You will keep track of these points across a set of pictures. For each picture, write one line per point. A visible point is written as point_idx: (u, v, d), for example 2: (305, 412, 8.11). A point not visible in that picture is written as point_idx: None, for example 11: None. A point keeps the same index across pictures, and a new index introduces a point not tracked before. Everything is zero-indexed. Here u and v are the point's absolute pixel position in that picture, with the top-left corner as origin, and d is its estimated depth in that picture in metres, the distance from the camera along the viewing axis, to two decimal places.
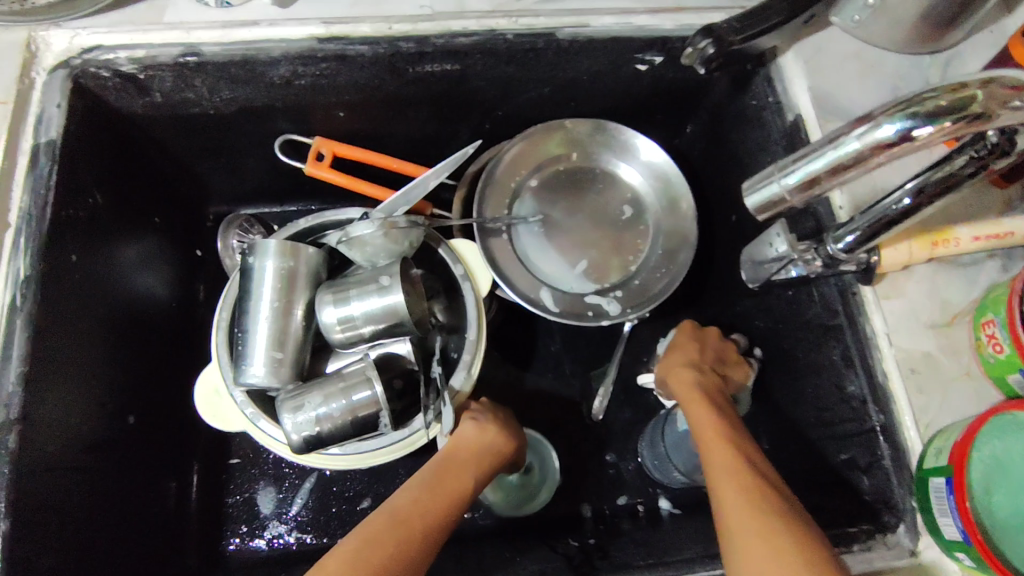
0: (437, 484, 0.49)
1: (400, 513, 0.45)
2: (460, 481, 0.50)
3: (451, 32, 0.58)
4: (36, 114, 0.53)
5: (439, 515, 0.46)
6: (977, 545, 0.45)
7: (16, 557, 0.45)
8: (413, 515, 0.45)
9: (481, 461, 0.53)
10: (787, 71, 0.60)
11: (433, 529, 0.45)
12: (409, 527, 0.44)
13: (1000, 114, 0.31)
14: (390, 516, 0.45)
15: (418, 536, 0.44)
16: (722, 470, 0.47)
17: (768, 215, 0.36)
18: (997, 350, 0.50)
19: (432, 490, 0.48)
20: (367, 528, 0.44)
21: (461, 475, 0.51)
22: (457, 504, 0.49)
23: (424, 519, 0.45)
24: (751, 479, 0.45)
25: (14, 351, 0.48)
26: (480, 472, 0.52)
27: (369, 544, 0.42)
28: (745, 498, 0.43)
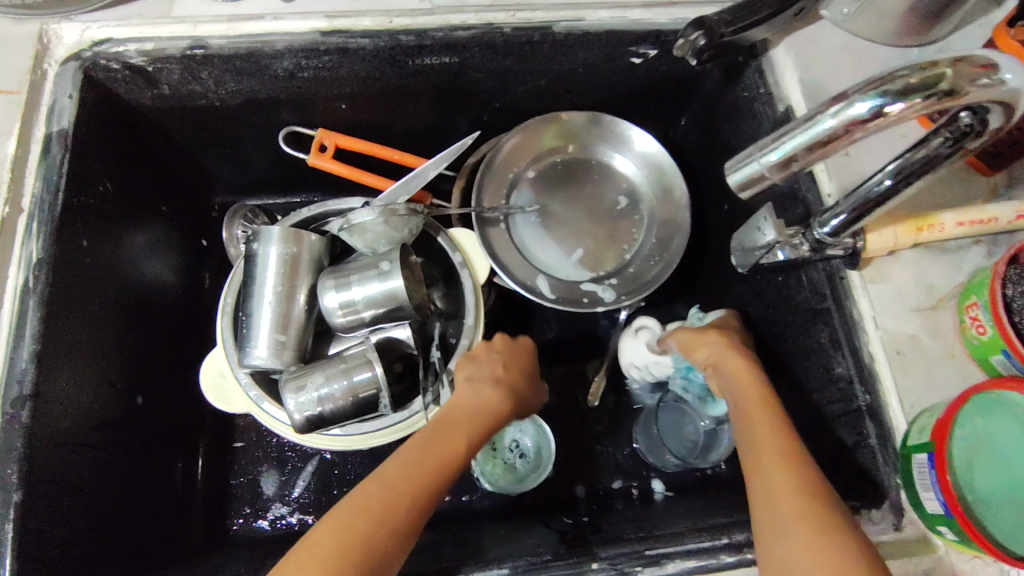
0: (427, 446, 0.49)
1: (389, 477, 0.46)
2: (451, 442, 0.50)
3: (450, 25, 0.60)
4: (48, 104, 0.55)
5: (428, 478, 0.47)
6: (959, 518, 0.46)
7: (28, 527, 0.47)
8: (402, 480, 0.46)
9: (475, 420, 0.54)
10: (778, 63, 0.61)
11: (422, 493, 0.46)
12: (398, 492, 0.45)
13: (969, 92, 0.32)
14: (379, 481, 0.46)
15: (407, 501, 0.45)
16: (772, 448, 0.45)
17: (752, 192, 0.37)
18: (980, 332, 0.51)
19: (422, 451, 0.49)
20: (356, 497, 0.44)
21: (451, 436, 0.51)
22: (449, 470, 0.49)
23: (414, 483, 0.46)
24: (802, 462, 0.44)
25: (27, 330, 0.50)
26: (473, 434, 0.52)
27: (357, 512, 0.43)
28: (797, 484, 0.42)
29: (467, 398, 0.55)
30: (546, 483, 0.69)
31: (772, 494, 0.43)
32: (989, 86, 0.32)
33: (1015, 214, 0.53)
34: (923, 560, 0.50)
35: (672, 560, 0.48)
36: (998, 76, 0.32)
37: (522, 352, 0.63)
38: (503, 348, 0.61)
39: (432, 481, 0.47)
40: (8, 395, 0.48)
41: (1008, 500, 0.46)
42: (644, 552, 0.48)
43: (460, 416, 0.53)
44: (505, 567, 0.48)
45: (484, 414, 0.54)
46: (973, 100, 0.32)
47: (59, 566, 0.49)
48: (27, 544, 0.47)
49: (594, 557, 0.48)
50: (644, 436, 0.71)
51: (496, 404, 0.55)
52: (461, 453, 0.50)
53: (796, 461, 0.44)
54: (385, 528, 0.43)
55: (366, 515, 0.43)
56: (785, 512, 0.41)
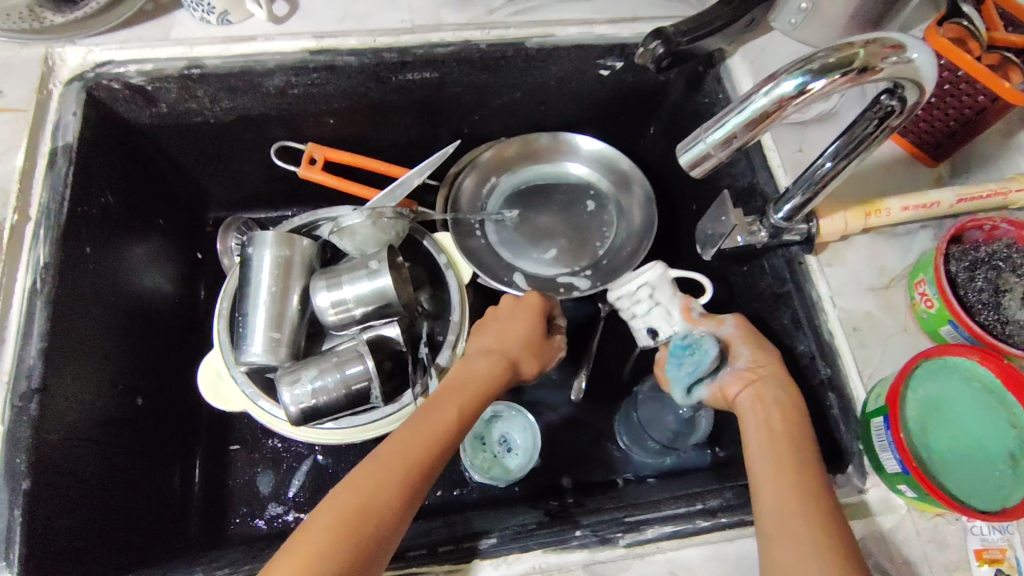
0: (415, 424, 0.51)
1: (383, 455, 0.48)
2: (438, 416, 0.52)
3: (430, 43, 0.65)
4: (54, 121, 0.59)
5: (417, 452, 0.49)
6: (914, 473, 0.49)
7: (35, 514, 0.50)
8: (392, 457, 0.48)
9: (466, 391, 0.56)
10: (734, 70, 0.67)
11: (413, 462, 0.48)
12: (388, 470, 0.47)
13: (880, 68, 0.38)
14: (372, 461, 0.48)
15: (399, 475, 0.47)
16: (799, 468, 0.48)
17: (702, 169, 0.42)
18: (929, 306, 0.55)
19: (410, 429, 0.51)
20: (353, 480, 0.47)
21: (436, 411, 0.53)
22: (440, 446, 0.50)
23: (403, 457, 0.48)
24: (821, 480, 0.47)
25: (34, 328, 0.53)
26: (464, 405, 0.54)
27: (352, 491, 0.46)
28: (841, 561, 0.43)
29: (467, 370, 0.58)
30: (532, 475, 0.72)
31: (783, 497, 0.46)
32: (898, 62, 0.38)
33: (957, 198, 0.57)
34: (887, 519, 0.53)
35: (650, 526, 0.51)
36: (905, 54, 0.38)
37: (534, 315, 0.64)
38: (515, 312, 0.64)
39: (421, 453, 0.49)
40: (17, 388, 0.51)
41: (959, 457, 0.50)
42: (624, 519, 0.52)
43: (449, 392, 0.55)
44: (493, 536, 0.51)
45: (473, 386, 0.56)
46: (885, 75, 0.39)
47: (65, 553, 0.52)
48: (32, 530, 0.49)
49: (577, 525, 0.52)
50: (626, 428, 0.73)
51: (502, 372, 0.59)
52: (450, 426, 0.52)
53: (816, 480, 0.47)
54: (379, 504, 0.45)
55: (361, 495, 0.45)
56: (794, 516, 0.44)
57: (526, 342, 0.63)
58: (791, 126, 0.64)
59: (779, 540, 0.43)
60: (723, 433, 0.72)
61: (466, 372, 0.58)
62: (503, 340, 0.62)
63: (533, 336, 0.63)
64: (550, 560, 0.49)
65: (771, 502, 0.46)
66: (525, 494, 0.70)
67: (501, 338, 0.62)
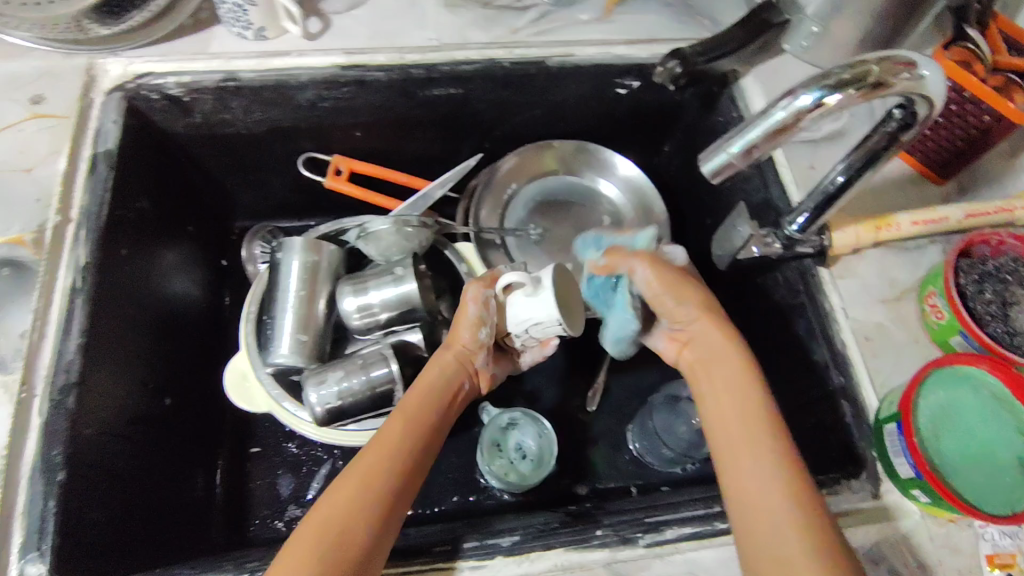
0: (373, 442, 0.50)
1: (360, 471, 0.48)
2: (395, 428, 0.51)
3: (455, 61, 0.67)
4: (96, 128, 0.62)
5: (388, 468, 0.48)
6: (928, 479, 0.50)
7: (70, 506, 0.51)
8: (360, 478, 0.47)
9: (425, 398, 0.55)
10: (748, 89, 0.68)
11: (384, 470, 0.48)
12: (359, 491, 0.46)
13: (892, 83, 0.41)
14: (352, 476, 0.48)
15: (369, 496, 0.46)
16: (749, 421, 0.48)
17: (723, 178, 0.44)
18: (938, 317, 0.57)
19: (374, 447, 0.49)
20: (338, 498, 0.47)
21: (391, 424, 0.51)
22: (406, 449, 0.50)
23: (371, 479, 0.47)
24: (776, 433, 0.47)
25: (73, 325, 0.55)
26: (423, 415, 0.53)
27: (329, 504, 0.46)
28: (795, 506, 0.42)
29: (429, 380, 0.56)
30: (547, 482, 0.73)
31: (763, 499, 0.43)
32: (910, 78, 0.40)
33: (966, 214, 0.58)
34: (900, 524, 0.54)
35: (669, 527, 0.52)
36: (915, 70, 0.41)
37: (477, 303, 0.57)
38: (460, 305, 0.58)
39: (390, 470, 0.48)
40: (57, 382, 0.53)
41: (970, 464, 0.51)
42: (643, 519, 0.53)
43: (407, 403, 0.54)
44: (516, 533, 0.52)
45: (427, 394, 0.55)
46: (897, 90, 0.41)
47: (96, 546, 0.53)
48: (67, 521, 0.51)
49: (597, 524, 0.53)
50: (641, 436, 0.74)
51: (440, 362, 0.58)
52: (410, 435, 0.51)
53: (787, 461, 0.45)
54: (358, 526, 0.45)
55: (338, 520, 0.44)
56: (768, 510, 0.43)
57: (478, 328, 0.57)
58: (803, 144, 0.66)
59: (773, 555, 0.41)
60: None
61: (422, 382, 0.56)
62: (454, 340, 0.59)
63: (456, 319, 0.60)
64: (571, 559, 0.51)
65: (750, 510, 0.43)
66: (541, 500, 0.71)
67: (455, 335, 0.59)
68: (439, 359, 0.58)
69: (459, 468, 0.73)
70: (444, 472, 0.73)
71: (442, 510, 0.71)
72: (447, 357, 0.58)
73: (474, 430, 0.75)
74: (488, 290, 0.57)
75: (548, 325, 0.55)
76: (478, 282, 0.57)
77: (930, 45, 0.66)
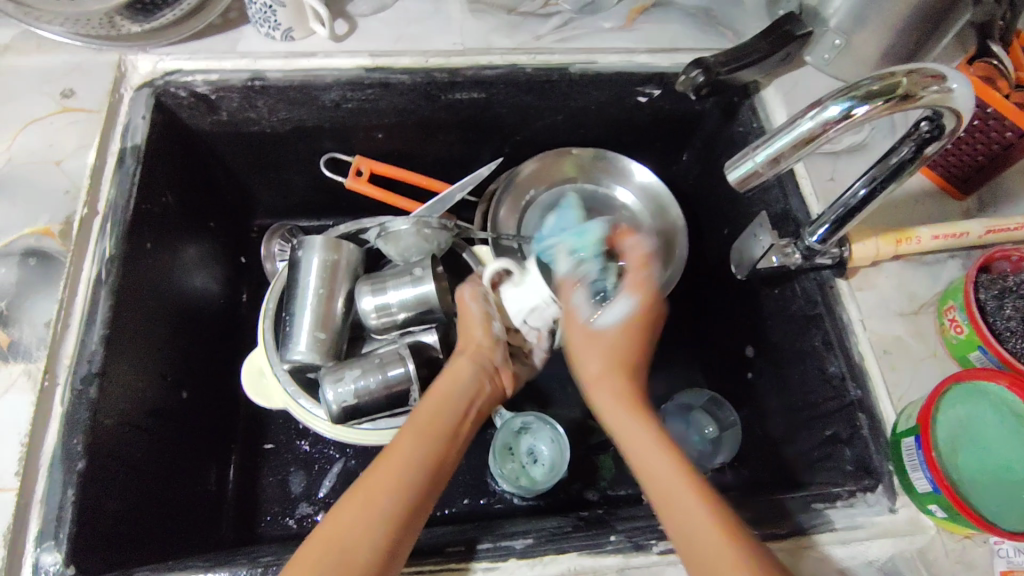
0: (394, 446, 0.52)
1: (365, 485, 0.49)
2: (413, 434, 0.53)
3: (479, 65, 0.68)
4: (125, 123, 0.63)
5: (408, 471, 0.50)
6: (947, 494, 0.50)
7: (89, 495, 0.52)
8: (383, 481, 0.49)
9: (443, 400, 0.57)
10: (769, 101, 0.69)
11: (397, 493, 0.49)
12: (382, 494, 0.48)
13: (921, 96, 0.41)
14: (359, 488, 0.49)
15: (393, 499, 0.48)
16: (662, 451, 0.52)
17: (749, 187, 0.44)
18: (958, 332, 0.57)
19: (396, 450, 0.52)
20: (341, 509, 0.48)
21: (410, 429, 0.54)
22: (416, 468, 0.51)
23: (394, 480, 0.49)
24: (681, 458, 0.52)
25: (97, 316, 0.56)
26: (440, 417, 0.55)
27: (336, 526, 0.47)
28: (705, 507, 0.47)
29: (448, 381, 0.58)
30: (558, 487, 0.72)
31: (672, 501, 0.49)
32: (937, 91, 0.41)
33: (985, 229, 0.59)
34: (916, 539, 0.53)
35: None
36: (945, 83, 0.41)
37: (475, 300, 0.62)
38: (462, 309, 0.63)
39: (411, 473, 0.50)
40: (79, 372, 0.54)
41: (988, 482, 0.51)
42: (657, 526, 0.53)
43: (425, 408, 0.56)
44: (529, 536, 0.52)
45: (443, 397, 0.57)
46: (925, 103, 0.41)
47: (111, 536, 0.53)
48: (84, 511, 0.51)
49: (611, 529, 0.53)
50: None
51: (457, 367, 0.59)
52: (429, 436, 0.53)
53: (686, 468, 0.51)
54: (383, 525, 0.47)
55: (364, 523, 0.47)
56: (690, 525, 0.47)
57: (486, 325, 0.61)
58: (824, 156, 0.66)
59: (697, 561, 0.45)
60: (749, 455, 0.72)
61: (439, 382, 0.58)
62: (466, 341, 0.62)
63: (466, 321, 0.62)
64: (584, 563, 0.51)
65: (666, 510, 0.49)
66: (551, 505, 0.71)
67: (467, 335, 0.62)
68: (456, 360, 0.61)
69: (470, 470, 0.73)
70: (454, 474, 0.73)
71: (452, 512, 0.71)
72: (465, 358, 0.60)
73: (486, 433, 0.75)
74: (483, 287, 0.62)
75: (544, 308, 0.59)
76: (470, 283, 0.62)
77: (952, 60, 0.66)
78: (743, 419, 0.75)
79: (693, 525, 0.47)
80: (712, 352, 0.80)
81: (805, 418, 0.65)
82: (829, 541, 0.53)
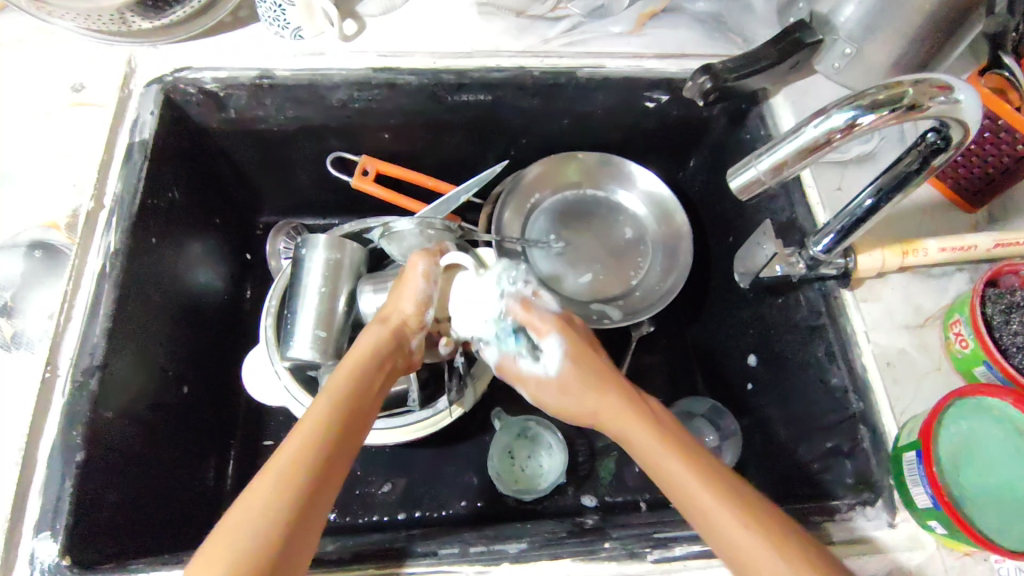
0: (292, 431, 0.43)
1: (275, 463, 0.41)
2: (317, 411, 0.44)
3: (486, 68, 0.68)
4: (133, 118, 0.63)
5: (305, 459, 0.41)
6: (946, 509, 0.49)
7: (86, 487, 0.52)
8: (271, 475, 0.40)
9: (354, 373, 0.48)
10: (777, 110, 0.68)
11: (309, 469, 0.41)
12: (267, 490, 0.39)
13: (928, 106, 0.41)
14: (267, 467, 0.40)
15: (280, 495, 0.39)
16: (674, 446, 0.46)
17: (750, 194, 0.45)
18: (964, 346, 0.56)
19: (293, 436, 0.42)
20: (248, 497, 0.39)
21: (314, 407, 0.44)
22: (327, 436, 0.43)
23: (284, 472, 0.40)
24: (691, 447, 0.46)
25: (100, 310, 0.56)
26: (353, 394, 0.47)
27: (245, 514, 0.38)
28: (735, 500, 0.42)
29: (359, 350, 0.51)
30: (555, 492, 0.72)
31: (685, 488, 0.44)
32: (945, 102, 0.41)
33: (995, 242, 0.57)
34: (915, 555, 0.53)
35: (678, 544, 0.52)
36: (953, 94, 0.40)
37: (422, 276, 0.56)
38: (404, 277, 0.56)
39: (308, 457, 0.41)
40: (81, 365, 0.54)
41: (990, 499, 0.50)
42: (652, 534, 0.52)
43: (330, 387, 0.47)
44: (523, 541, 0.52)
45: (354, 372, 0.48)
46: (932, 113, 0.41)
47: (109, 527, 0.54)
48: (81, 503, 0.51)
49: (606, 536, 0.53)
50: None
51: (383, 338, 0.52)
52: (338, 415, 0.44)
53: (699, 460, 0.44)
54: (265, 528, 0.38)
55: (234, 528, 0.37)
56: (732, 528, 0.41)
57: (421, 305, 0.55)
58: (832, 165, 0.66)
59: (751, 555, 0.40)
60: (750, 464, 0.72)
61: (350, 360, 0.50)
62: (389, 314, 0.55)
63: (396, 295, 0.56)
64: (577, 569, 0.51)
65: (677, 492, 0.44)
66: (548, 510, 0.71)
67: (395, 306, 0.55)
68: (373, 331, 0.52)
69: (468, 473, 0.73)
70: (453, 476, 0.73)
71: (450, 514, 0.71)
72: (385, 329, 0.53)
73: (484, 436, 0.75)
74: (436, 266, 0.57)
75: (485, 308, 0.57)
76: (425, 256, 0.56)
77: (964, 71, 0.65)
78: (745, 428, 0.74)
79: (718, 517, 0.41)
80: (715, 360, 0.79)
81: (805, 429, 0.64)
82: None
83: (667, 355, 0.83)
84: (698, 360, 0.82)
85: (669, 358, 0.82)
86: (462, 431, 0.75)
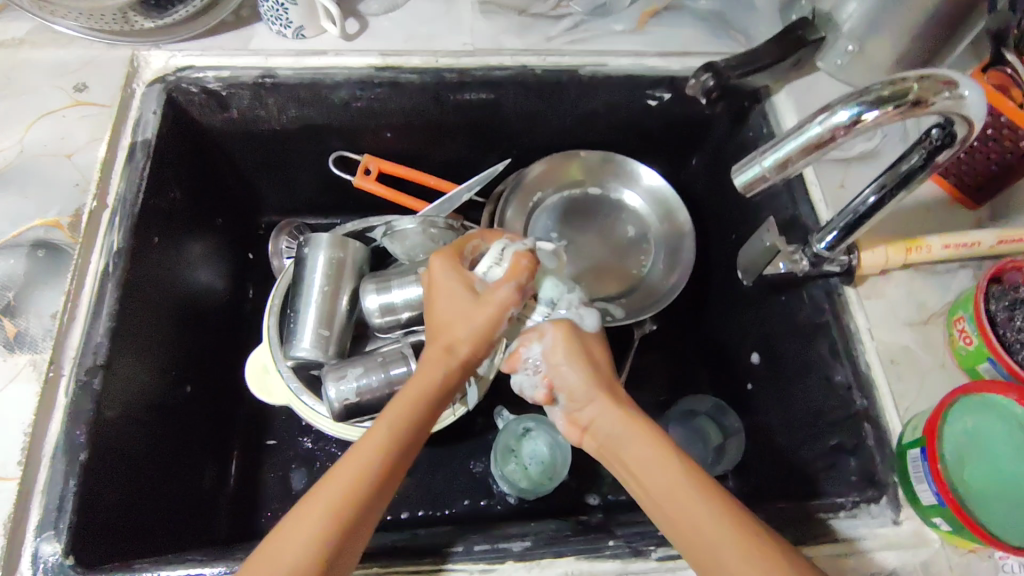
0: (342, 459, 0.43)
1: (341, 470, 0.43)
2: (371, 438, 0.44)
3: (488, 66, 0.68)
4: (136, 117, 0.64)
5: (352, 482, 0.42)
6: (952, 507, 0.49)
7: (89, 487, 0.52)
8: (319, 503, 0.41)
9: (413, 399, 0.48)
10: (779, 107, 0.68)
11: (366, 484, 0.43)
12: (312, 519, 0.41)
13: (933, 102, 0.40)
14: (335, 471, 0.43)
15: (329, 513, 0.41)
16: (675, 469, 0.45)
17: (755, 191, 0.44)
18: (967, 343, 0.56)
19: (348, 461, 0.43)
20: (316, 499, 0.42)
21: (378, 422, 0.46)
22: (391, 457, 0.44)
23: (332, 505, 0.41)
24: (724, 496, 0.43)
25: (103, 309, 0.57)
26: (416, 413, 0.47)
27: (310, 514, 0.41)
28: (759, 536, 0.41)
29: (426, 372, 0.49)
30: (559, 491, 0.72)
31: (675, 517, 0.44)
32: (950, 98, 0.40)
33: (998, 239, 0.57)
34: (919, 552, 0.53)
35: None
36: (957, 91, 0.40)
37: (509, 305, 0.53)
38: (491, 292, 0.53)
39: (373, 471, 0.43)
40: (84, 364, 0.54)
41: (996, 496, 0.50)
42: (657, 532, 0.52)
43: (387, 410, 0.47)
44: (528, 539, 0.52)
45: (411, 399, 0.47)
46: (936, 110, 0.41)
47: (110, 528, 0.53)
48: (83, 503, 0.51)
49: (611, 534, 0.53)
50: None
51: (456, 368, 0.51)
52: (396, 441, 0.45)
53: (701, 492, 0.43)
54: (315, 551, 0.40)
55: (297, 525, 0.41)
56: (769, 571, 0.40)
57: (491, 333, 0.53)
58: (835, 162, 0.66)
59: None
60: (753, 461, 0.72)
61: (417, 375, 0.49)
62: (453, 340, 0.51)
63: (479, 311, 0.52)
64: (583, 567, 0.51)
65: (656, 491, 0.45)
66: (550, 509, 0.71)
67: (461, 328, 0.52)
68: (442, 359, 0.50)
69: (471, 471, 0.73)
70: (455, 475, 0.73)
71: (453, 513, 0.71)
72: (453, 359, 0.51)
73: (488, 434, 0.75)
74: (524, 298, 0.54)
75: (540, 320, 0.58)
76: (514, 294, 0.53)
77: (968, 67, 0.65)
78: (747, 426, 0.74)
79: (711, 534, 0.42)
80: (718, 357, 0.79)
81: (808, 426, 0.64)
82: (832, 553, 0.52)
83: (670, 353, 0.83)
84: (700, 358, 0.82)
85: (671, 358, 0.82)
86: (465, 430, 0.75)
